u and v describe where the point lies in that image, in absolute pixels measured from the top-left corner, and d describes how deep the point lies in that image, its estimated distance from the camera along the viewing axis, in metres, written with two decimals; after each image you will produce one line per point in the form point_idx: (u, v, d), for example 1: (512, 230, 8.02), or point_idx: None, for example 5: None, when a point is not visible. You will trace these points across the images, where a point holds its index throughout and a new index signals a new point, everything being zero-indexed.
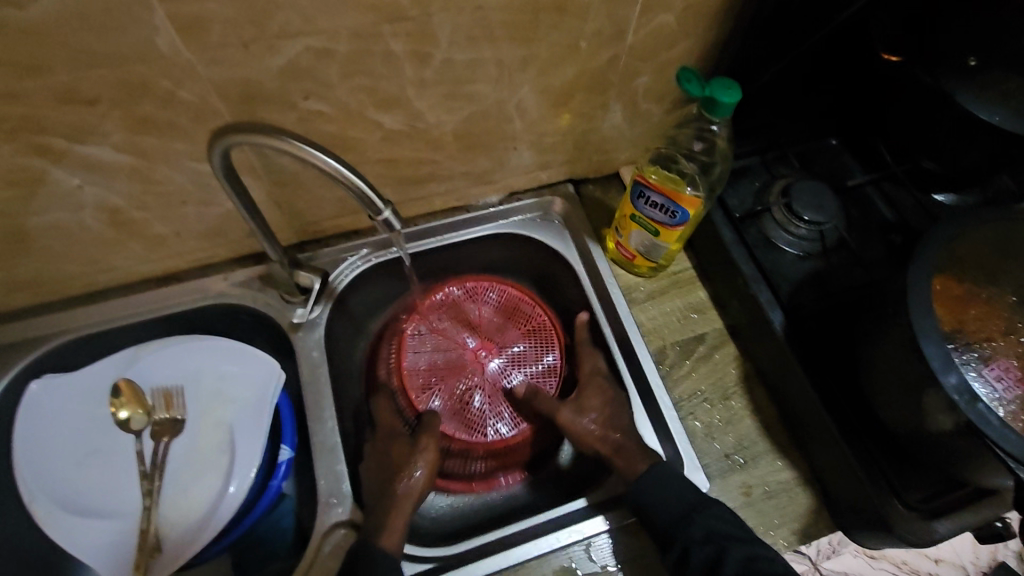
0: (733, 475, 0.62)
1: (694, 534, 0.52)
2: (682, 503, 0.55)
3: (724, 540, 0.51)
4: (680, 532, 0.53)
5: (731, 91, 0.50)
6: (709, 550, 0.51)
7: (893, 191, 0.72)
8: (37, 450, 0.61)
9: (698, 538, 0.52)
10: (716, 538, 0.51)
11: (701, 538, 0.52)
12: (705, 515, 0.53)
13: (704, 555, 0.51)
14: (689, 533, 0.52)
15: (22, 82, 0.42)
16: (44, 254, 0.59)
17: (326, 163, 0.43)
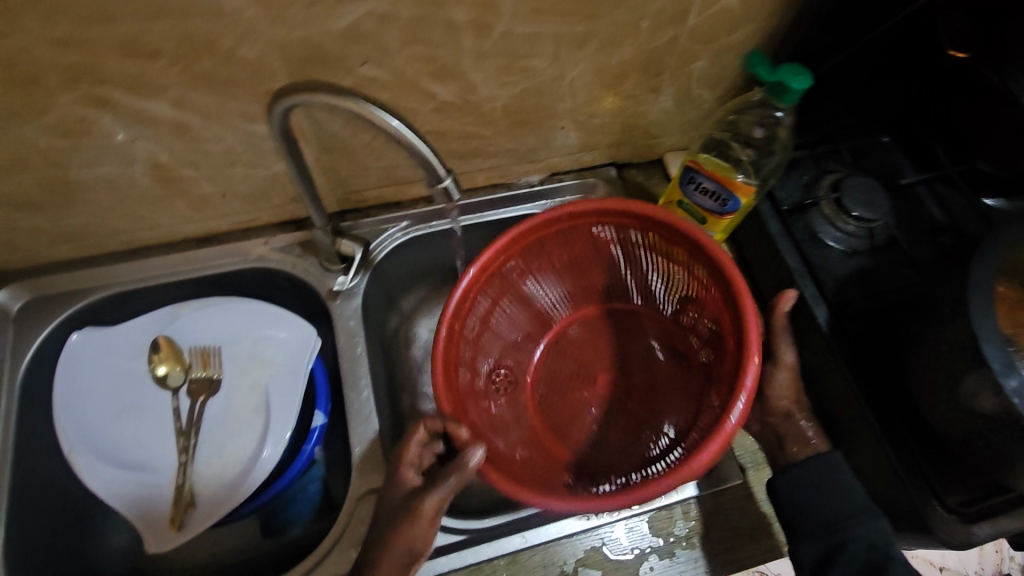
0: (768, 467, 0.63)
1: (859, 538, 0.52)
2: (855, 503, 0.53)
3: (889, 550, 0.51)
4: (844, 529, 0.52)
5: (801, 78, 0.49)
6: (872, 556, 0.51)
7: (946, 192, 0.70)
8: (77, 401, 0.62)
9: (864, 541, 0.51)
10: (882, 547, 0.51)
11: (866, 545, 0.51)
12: (873, 522, 0.52)
13: (861, 559, 0.51)
14: (857, 534, 0.52)
15: (88, 30, 0.42)
16: (92, 207, 0.59)
17: (389, 124, 0.43)
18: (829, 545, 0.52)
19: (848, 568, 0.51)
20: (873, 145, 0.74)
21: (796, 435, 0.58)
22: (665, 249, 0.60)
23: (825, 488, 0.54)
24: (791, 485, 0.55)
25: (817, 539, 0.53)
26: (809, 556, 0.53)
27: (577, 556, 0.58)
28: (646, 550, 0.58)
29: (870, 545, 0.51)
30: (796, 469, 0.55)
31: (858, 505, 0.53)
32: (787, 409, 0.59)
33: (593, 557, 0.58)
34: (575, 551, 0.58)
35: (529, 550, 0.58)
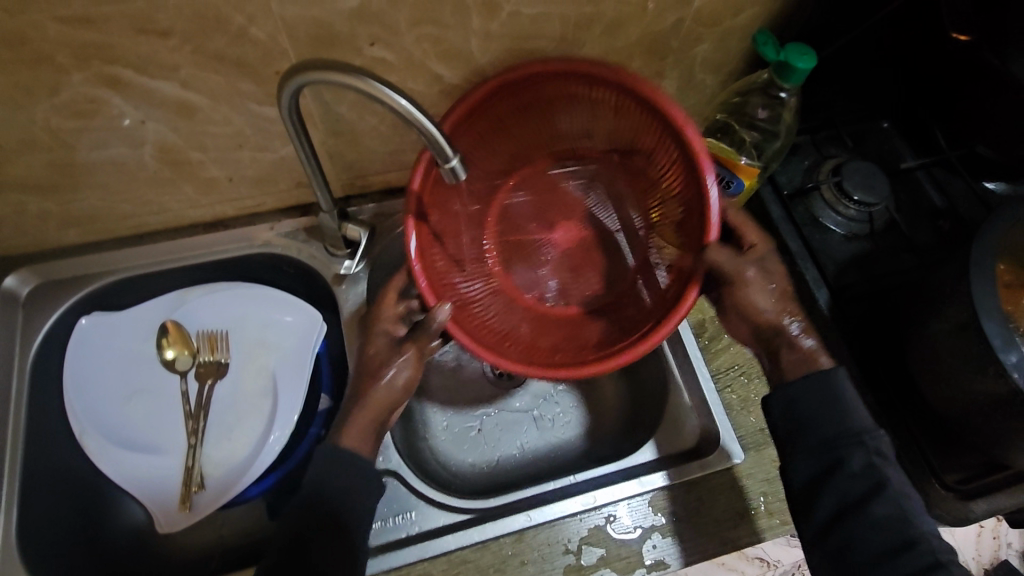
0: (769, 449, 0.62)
1: (858, 459, 0.50)
2: (857, 424, 0.52)
3: (883, 472, 0.50)
4: (846, 451, 0.51)
5: (806, 58, 0.50)
6: (866, 481, 0.50)
7: (945, 177, 0.71)
8: (86, 384, 0.62)
9: (861, 464, 0.50)
10: (878, 467, 0.50)
11: (862, 468, 0.50)
12: (873, 444, 0.51)
13: (856, 484, 0.50)
14: (857, 458, 0.50)
15: (102, 7, 0.42)
16: (100, 189, 0.59)
17: (399, 103, 0.43)
18: (825, 467, 0.51)
19: (839, 491, 0.50)
20: (873, 131, 0.74)
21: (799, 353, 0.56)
22: (615, 104, 0.57)
23: (826, 407, 0.52)
24: (790, 401, 0.53)
25: (812, 460, 0.51)
26: (804, 476, 0.52)
27: (581, 534, 0.58)
28: (650, 527, 0.58)
29: (866, 468, 0.50)
30: (801, 383, 0.53)
31: (860, 428, 0.51)
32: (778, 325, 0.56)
33: (597, 535, 0.58)
34: (579, 529, 0.58)
35: (535, 530, 0.58)
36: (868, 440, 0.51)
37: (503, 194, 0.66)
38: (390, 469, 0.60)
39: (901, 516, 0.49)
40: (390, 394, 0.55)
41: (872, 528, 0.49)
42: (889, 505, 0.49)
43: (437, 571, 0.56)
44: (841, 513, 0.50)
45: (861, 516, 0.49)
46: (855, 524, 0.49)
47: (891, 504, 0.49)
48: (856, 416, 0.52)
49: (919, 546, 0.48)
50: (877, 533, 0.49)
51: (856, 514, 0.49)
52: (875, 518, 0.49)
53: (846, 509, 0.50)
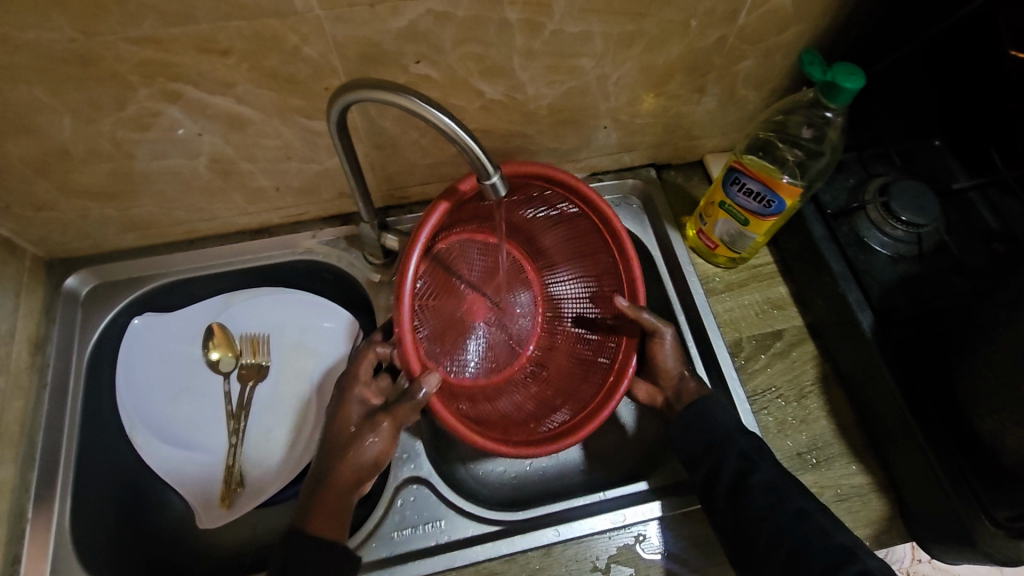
0: (806, 474, 0.62)
1: (731, 450, 0.56)
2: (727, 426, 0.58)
3: (758, 459, 0.55)
4: (723, 447, 0.57)
5: (855, 78, 0.48)
6: (743, 466, 0.55)
7: (1001, 200, 0.68)
8: (136, 382, 0.65)
9: (736, 454, 0.56)
10: (752, 455, 0.56)
11: (737, 455, 0.56)
12: (746, 438, 0.57)
13: (737, 468, 0.55)
14: (728, 448, 0.56)
15: (168, 28, 0.45)
16: (156, 197, 0.62)
17: (441, 120, 0.44)
18: (712, 465, 0.56)
19: (727, 475, 0.55)
20: (923, 149, 0.73)
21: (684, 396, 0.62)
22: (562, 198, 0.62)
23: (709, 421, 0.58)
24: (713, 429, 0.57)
25: (703, 460, 0.57)
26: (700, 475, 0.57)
27: (610, 552, 0.57)
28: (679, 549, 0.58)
29: (743, 456, 0.56)
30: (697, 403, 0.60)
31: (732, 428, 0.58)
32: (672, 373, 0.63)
33: (626, 554, 0.57)
34: (608, 547, 0.58)
35: (563, 546, 0.58)
36: (737, 439, 0.57)
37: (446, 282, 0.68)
38: (420, 477, 0.61)
39: (775, 490, 0.53)
40: (362, 464, 0.54)
41: (753, 503, 0.53)
42: (766, 484, 0.54)
43: None
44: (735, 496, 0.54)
45: (747, 492, 0.54)
46: (745, 502, 0.53)
47: (770, 480, 0.54)
48: (724, 422, 0.58)
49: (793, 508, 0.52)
50: (760, 507, 0.53)
51: (742, 491, 0.54)
52: (757, 493, 0.53)
53: (733, 491, 0.54)
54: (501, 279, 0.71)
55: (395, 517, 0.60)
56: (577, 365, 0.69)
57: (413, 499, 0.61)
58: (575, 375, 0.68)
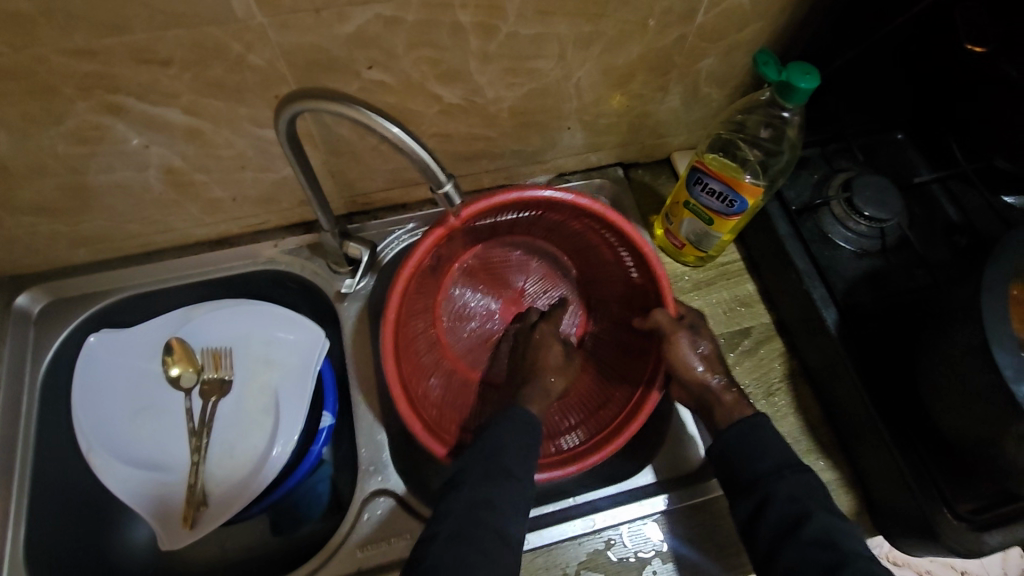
0: None
1: (781, 488, 0.52)
2: (777, 458, 0.54)
3: (808, 502, 0.51)
4: (763, 481, 0.53)
5: (809, 77, 0.49)
6: (793, 509, 0.51)
7: (961, 191, 0.69)
8: (93, 402, 0.63)
9: (784, 494, 0.52)
10: (803, 498, 0.51)
11: (786, 496, 0.52)
12: (797, 475, 0.53)
13: (785, 511, 0.51)
14: (776, 486, 0.52)
15: (102, 40, 0.43)
16: (107, 211, 0.60)
17: (390, 131, 0.43)
18: (755, 501, 0.53)
19: (773, 513, 0.51)
20: (886, 143, 0.72)
21: (725, 404, 0.59)
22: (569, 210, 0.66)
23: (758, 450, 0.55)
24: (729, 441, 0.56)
25: (744, 495, 0.54)
26: (741, 511, 0.53)
27: (580, 558, 0.57)
28: (649, 554, 0.58)
29: (792, 497, 0.52)
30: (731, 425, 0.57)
31: (781, 462, 0.54)
32: (706, 382, 0.60)
33: (596, 560, 0.57)
34: (578, 554, 0.57)
35: (533, 554, 0.58)
36: (786, 473, 0.53)
37: (459, 295, 0.72)
38: (390, 489, 0.61)
39: (831, 542, 0.48)
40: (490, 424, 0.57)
41: (806, 556, 0.48)
42: (817, 533, 0.49)
43: None
44: (776, 533, 0.50)
45: (796, 541, 0.49)
46: (792, 549, 0.49)
47: (820, 531, 0.49)
48: (775, 452, 0.55)
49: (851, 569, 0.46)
50: (818, 559, 0.48)
51: (790, 538, 0.50)
52: (808, 545, 0.49)
53: (781, 535, 0.50)
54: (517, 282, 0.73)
55: (363, 531, 0.59)
56: (599, 393, 0.68)
57: (380, 511, 0.60)
58: (595, 402, 0.68)
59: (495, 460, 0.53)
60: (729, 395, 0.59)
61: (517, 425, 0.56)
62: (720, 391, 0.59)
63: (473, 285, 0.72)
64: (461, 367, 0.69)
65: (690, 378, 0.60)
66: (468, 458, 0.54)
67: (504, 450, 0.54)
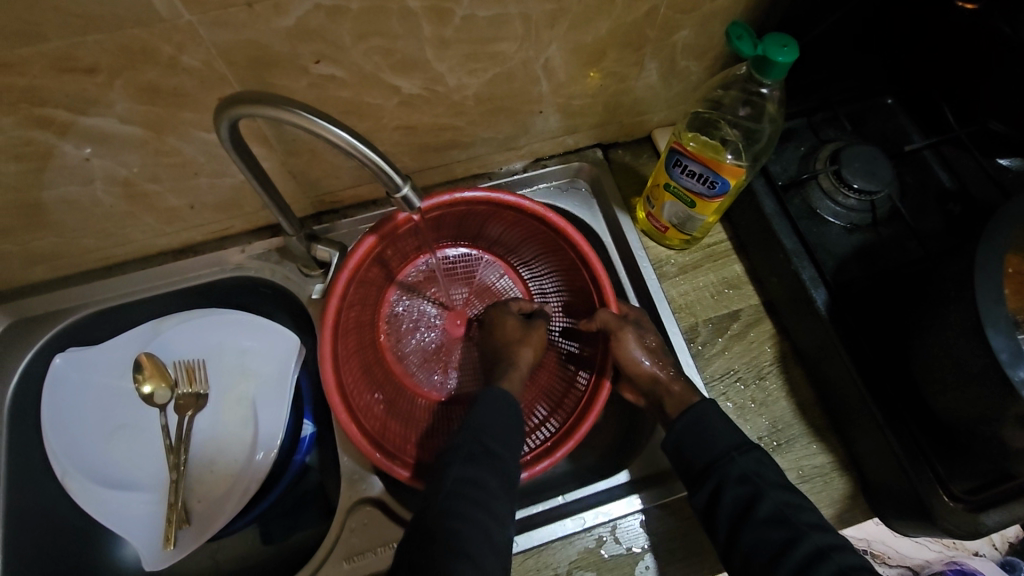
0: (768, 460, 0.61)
1: (732, 472, 0.51)
2: (726, 442, 0.53)
3: (762, 482, 0.50)
4: (722, 464, 0.52)
5: (786, 50, 0.46)
6: (745, 488, 0.50)
7: (954, 156, 0.65)
8: (65, 425, 0.61)
9: (735, 476, 0.51)
10: (754, 479, 0.51)
11: (738, 478, 0.51)
12: (746, 457, 0.52)
13: (737, 493, 0.50)
14: (728, 469, 0.51)
15: (17, 51, 0.40)
16: (58, 228, 0.58)
17: (336, 135, 0.40)
18: (708, 489, 0.52)
19: (735, 495, 0.50)
20: (875, 109, 0.69)
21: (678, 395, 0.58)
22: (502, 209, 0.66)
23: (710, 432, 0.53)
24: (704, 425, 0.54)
25: (697, 485, 0.53)
26: (699, 500, 0.52)
27: (571, 559, 0.56)
28: (641, 549, 0.56)
29: (742, 478, 0.51)
30: (679, 417, 0.55)
31: (729, 445, 0.53)
32: (654, 374, 0.59)
33: (588, 558, 0.56)
34: (569, 554, 0.56)
35: (523, 556, 0.56)
36: (736, 457, 0.52)
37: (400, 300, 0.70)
38: (376, 497, 0.60)
39: (786, 517, 0.48)
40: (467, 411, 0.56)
41: (762, 532, 0.48)
42: (773, 508, 0.49)
43: None
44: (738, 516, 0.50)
45: (751, 522, 0.49)
46: (748, 530, 0.49)
47: (776, 507, 0.49)
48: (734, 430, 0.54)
49: (804, 544, 0.46)
50: (771, 536, 0.48)
51: (746, 519, 0.49)
52: (762, 520, 0.49)
53: (737, 518, 0.50)
54: (465, 282, 0.72)
55: (349, 541, 0.58)
56: (561, 383, 0.68)
57: (367, 520, 0.59)
58: (558, 391, 0.67)
59: (478, 440, 0.52)
60: (678, 384, 0.58)
61: (497, 404, 0.55)
62: (668, 381, 0.59)
63: (419, 290, 0.71)
64: (410, 377, 0.68)
65: (638, 372, 0.60)
66: (459, 438, 0.53)
67: (491, 429, 0.53)
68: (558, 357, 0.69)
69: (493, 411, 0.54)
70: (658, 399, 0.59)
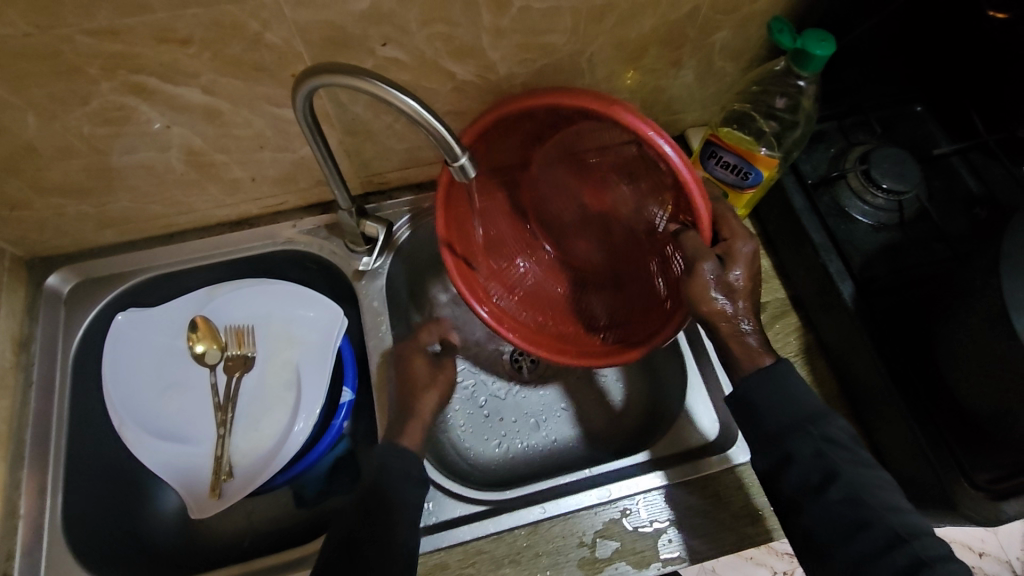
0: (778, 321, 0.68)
1: (803, 449, 0.51)
2: (800, 413, 0.53)
3: (834, 459, 0.51)
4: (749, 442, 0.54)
5: (824, 44, 0.50)
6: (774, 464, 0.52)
7: (983, 163, 0.67)
8: (123, 378, 0.65)
9: (806, 453, 0.51)
10: (828, 455, 0.51)
11: (809, 456, 0.51)
12: (818, 432, 0.52)
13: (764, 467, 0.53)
14: (799, 446, 0.52)
15: (125, 19, 0.44)
16: (131, 192, 0.62)
17: (406, 104, 0.43)
18: (771, 459, 0.53)
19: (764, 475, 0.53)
20: (905, 116, 0.72)
21: (739, 355, 0.56)
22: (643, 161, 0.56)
23: (783, 394, 0.53)
24: (747, 403, 0.54)
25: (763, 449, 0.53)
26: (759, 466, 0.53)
27: (597, 528, 0.58)
28: (664, 523, 0.58)
29: (816, 455, 0.51)
30: (752, 374, 0.54)
31: (802, 417, 0.53)
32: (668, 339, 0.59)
33: (612, 528, 0.58)
34: (594, 523, 0.58)
35: (549, 522, 0.59)
36: (796, 437, 0.52)
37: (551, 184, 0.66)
38: None
39: (858, 499, 0.49)
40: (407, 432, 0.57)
41: (831, 513, 0.49)
42: (845, 490, 0.50)
43: (453, 561, 0.57)
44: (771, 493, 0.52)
45: (820, 498, 0.50)
46: (816, 509, 0.50)
47: (850, 488, 0.50)
48: (809, 399, 0.54)
49: (877, 529, 0.48)
50: (840, 517, 0.49)
51: (814, 499, 0.50)
52: (832, 503, 0.49)
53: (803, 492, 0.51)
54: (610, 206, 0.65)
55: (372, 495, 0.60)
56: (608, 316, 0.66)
57: None
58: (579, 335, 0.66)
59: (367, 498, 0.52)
60: (739, 343, 0.56)
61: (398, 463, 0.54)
62: (739, 335, 0.55)
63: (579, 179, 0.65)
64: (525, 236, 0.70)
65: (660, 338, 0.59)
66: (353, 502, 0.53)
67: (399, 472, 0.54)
68: (639, 294, 0.66)
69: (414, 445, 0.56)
70: (726, 361, 0.57)
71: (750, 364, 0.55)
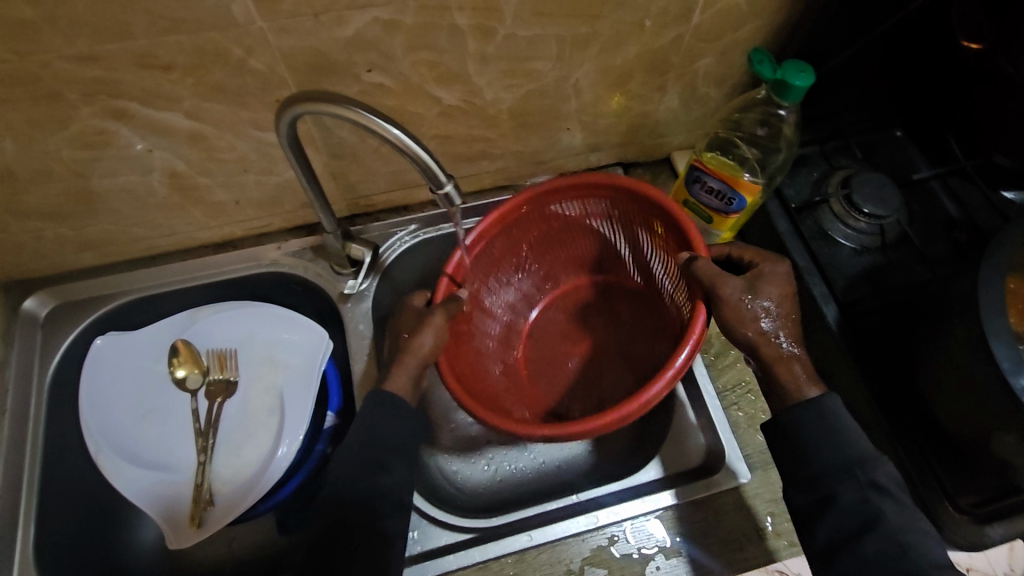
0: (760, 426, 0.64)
1: (847, 492, 0.47)
2: (845, 455, 0.48)
3: (882, 506, 0.46)
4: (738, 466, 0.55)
5: (804, 75, 0.50)
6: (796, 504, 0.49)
7: (961, 187, 0.68)
8: (100, 404, 0.64)
9: (852, 497, 0.47)
10: (875, 499, 0.46)
11: (856, 502, 0.46)
12: (875, 475, 0.47)
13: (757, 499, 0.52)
14: (844, 490, 0.47)
15: (106, 45, 0.44)
16: (111, 215, 0.61)
17: (389, 133, 0.43)
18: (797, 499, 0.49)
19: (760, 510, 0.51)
20: (885, 140, 0.73)
21: (783, 380, 0.52)
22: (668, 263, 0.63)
23: (821, 434, 0.49)
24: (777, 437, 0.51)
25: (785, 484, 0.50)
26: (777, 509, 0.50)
27: (584, 555, 0.58)
28: (652, 550, 0.58)
29: (862, 501, 0.46)
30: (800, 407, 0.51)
31: (849, 460, 0.48)
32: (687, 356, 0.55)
33: (600, 555, 0.58)
34: (582, 550, 0.58)
35: (536, 550, 0.58)
36: (846, 478, 0.47)
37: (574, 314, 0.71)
38: None
39: (904, 553, 0.44)
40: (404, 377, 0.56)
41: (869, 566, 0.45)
42: (885, 541, 0.45)
43: None
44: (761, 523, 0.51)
45: (859, 548, 0.45)
46: (853, 561, 0.45)
47: (893, 537, 0.45)
48: (858, 441, 0.49)
49: None
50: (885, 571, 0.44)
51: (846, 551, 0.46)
52: (872, 555, 0.45)
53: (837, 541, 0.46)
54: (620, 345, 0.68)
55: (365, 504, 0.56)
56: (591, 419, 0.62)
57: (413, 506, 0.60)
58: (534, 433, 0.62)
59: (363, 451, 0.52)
60: (787, 370, 0.52)
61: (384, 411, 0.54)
62: (785, 361, 0.53)
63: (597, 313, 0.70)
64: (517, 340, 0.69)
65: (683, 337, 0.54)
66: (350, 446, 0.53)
67: (353, 483, 0.51)
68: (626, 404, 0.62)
69: (387, 416, 0.54)
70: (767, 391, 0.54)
71: (796, 395, 0.52)
